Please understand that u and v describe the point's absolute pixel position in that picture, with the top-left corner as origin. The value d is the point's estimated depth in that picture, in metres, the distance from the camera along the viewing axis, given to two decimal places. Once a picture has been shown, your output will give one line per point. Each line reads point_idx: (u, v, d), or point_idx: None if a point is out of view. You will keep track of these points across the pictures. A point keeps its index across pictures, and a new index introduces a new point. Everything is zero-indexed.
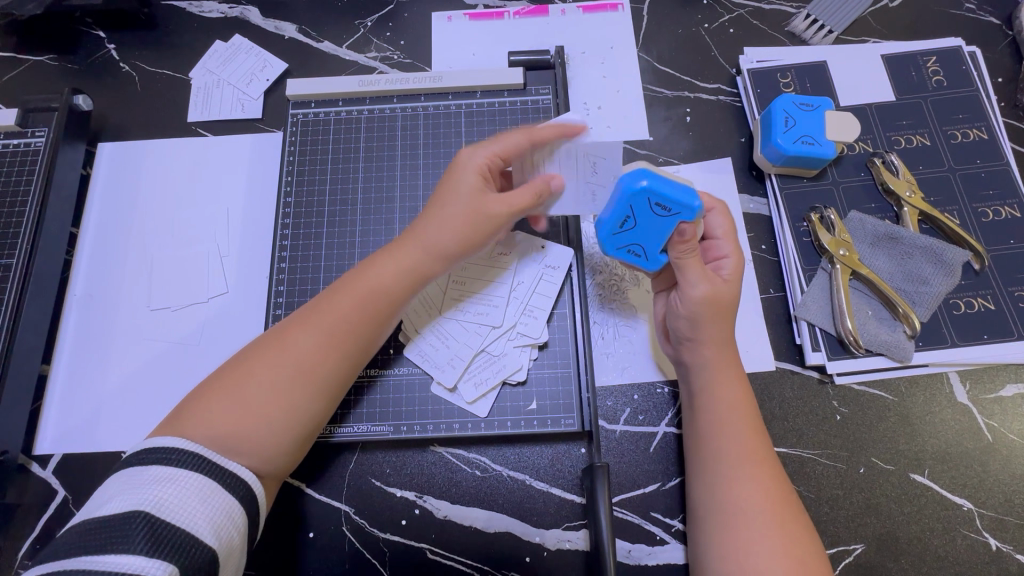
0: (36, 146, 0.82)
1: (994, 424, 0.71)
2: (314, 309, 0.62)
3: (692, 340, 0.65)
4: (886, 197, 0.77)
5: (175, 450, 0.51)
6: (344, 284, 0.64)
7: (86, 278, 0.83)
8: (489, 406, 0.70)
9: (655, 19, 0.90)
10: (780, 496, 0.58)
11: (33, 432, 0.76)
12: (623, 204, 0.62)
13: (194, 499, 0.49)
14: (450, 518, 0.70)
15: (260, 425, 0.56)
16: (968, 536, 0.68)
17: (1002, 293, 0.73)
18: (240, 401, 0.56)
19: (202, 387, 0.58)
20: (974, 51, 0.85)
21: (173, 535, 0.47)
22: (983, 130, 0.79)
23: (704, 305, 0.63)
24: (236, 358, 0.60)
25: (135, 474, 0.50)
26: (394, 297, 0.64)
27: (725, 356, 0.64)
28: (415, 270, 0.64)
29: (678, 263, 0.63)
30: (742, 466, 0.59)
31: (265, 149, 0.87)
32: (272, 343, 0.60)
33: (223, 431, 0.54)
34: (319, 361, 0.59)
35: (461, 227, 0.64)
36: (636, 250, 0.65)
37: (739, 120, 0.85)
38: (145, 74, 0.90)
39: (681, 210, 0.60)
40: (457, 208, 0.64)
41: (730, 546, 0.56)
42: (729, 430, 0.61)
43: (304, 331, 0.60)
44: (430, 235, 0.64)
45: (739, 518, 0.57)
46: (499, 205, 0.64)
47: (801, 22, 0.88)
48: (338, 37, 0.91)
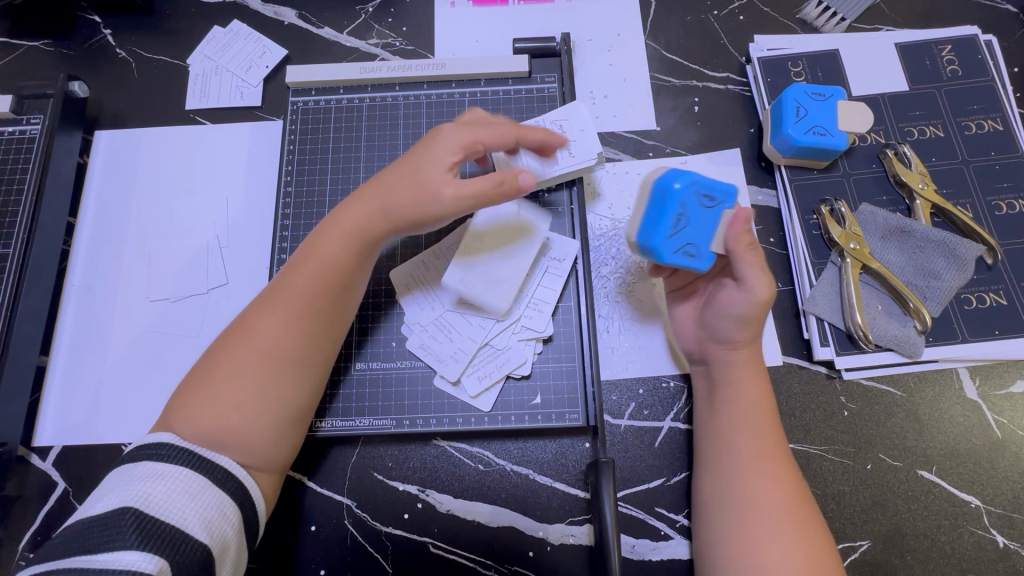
0: (31, 134, 0.81)
1: (1004, 420, 0.70)
2: (269, 295, 0.61)
3: (732, 333, 0.63)
4: (897, 189, 0.76)
5: (167, 445, 0.51)
6: (297, 264, 0.62)
7: (84, 269, 0.81)
8: (492, 400, 0.69)
9: (663, 6, 0.88)
10: (795, 494, 0.58)
11: (32, 424, 0.75)
12: (677, 198, 0.60)
13: (186, 495, 0.49)
14: (453, 512, 0.70)
15: (236, 410, 0.55)
16: (976, 533, 0.67)
17: (1014, 287, 0.72)
18: (214, 396, 0.55)
19: (172, 396, 0.57)
20: (990, 40, 0.83)
21: (162, 530, 0.46)
22: (998, 122, 0.78)
23: (764, 303, 0.61)
24: (200, 361, 0.59)
25: (128, 471, 0.50)
26: (347, 266, 0.62)
27: (753, 353, 0.64)
28: (365, 238, 0.63)
29: (747, 264, 0.61)
30: (758, 461, 0.59)
31: (265, 137, 0.86)
32: (233, 335, 0.59)
33: (208, 427, 0.54)
34: (283, 340, 0.58)
35: (412, 208, 0.61)
36: (690, 250, 0.61)
37: (748, 110, 0.83)
38: (142, 60, 0.89)
39: (723, 197, 0.62)
40: (410, 191, 0.62)
41: (745, 541, 0.56)
42: (748, 425, 0.61)
43: (264, 315, 0.59)
44: (381, 213, 0.62)
45: (754, 513, 0.57)
46: (448, 188, 0.61)
47: (813, 9, 0.86)
48: (339, 23, 0.89)
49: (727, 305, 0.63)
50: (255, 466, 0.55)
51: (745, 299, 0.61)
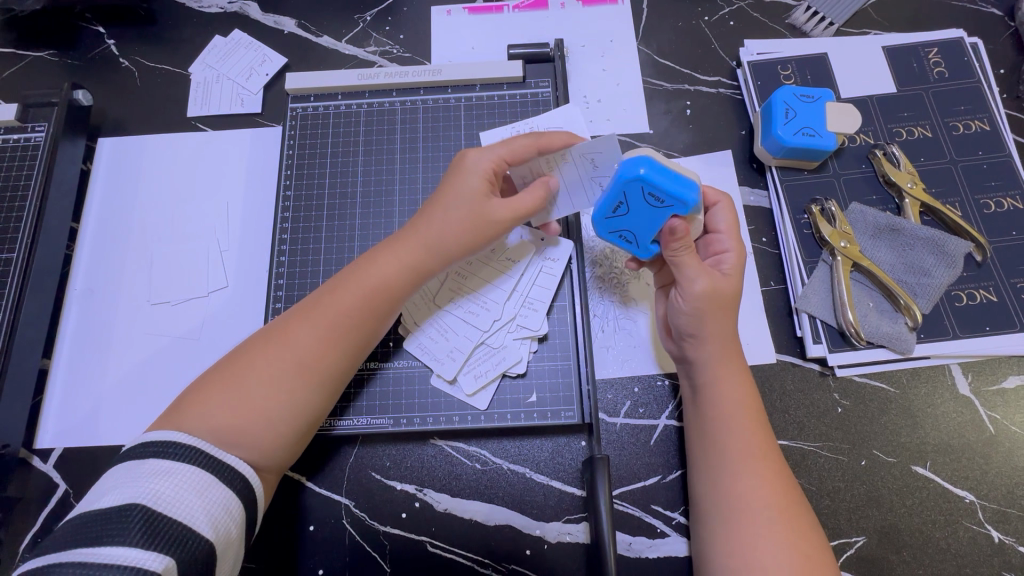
0: (36, 141, 0.82)
1: (997, 416, 0.71)
2: (314, 303, 0.63)
3: (686, 329, 0.65)
4: (887, 189, 0.77)
5: (173, 445, 0.52)
6: (345, 279, 0.64)
7: (86, 273, 0.83)
8: (489, 398, 0.70)
9: (655, 13, 0.90)
10: (785, 493, 0.59)
11: (33, 427, 0.76)
12: (617, 189, 0.61)
13: (191, 493, 0.49)
14: (451, 511, 0.70)
15: (261, 416, 0.57)
16: (971, 528, 0.67)
17: (1004, 284, 0.73)
18: (243, 397, 0.57)
19: (197, 382, 0.59)
20: (975, 43, 0.84)
21: (169, 526, 0.47)
22: (985, 122, 0.79)
23: (701, 300, 0.63)
24: (236, 352, 0.61)
25: (132, 468, 0.50)
26: (396, 293, 0.65)
27: (728, 350, 0.65)
28: (414, 266, 0.65)
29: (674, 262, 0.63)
30: (748, 462, 0.60)
31: (265, 143, 0.87)
32: (273, 337, 0.61)
33: (224, 425, 0.55)
34: (319, 356, 0.60)
35: (464, 230, 0.64)
36: (626, 236, 0.66)
37: (739, 113, 0.85)
38: (145, 69, 0.90)
39: (675, 202, 0.61)
40: (464, 211, 0.64)
41: (737, 542, 0.57)
42: (735, 425, 0.62)
43: (306, 326, 0.61)
44: (430, 231, 0.65)
45: (743, 514, 0.58)
46: (502, 210, 0.64)
47: (802, 14, 0.88)
48: (337, 31, 0.91)
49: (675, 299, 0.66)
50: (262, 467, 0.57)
51: (683, 294, 0.64)
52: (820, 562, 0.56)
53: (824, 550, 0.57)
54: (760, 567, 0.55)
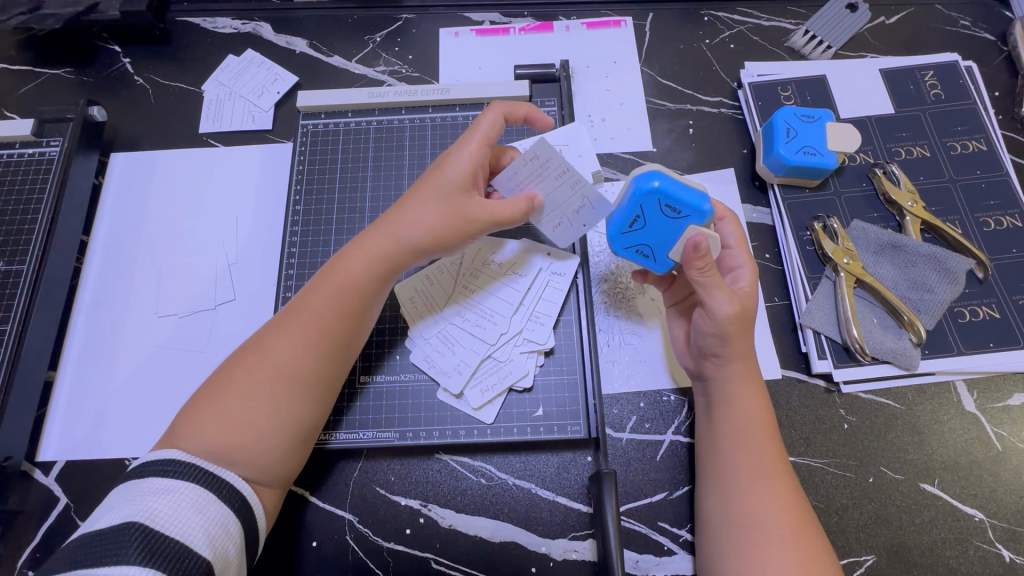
0: (50, 156, 0.84)
1: (1003, 433, 0.71)
2: (290, 313, 0.63)
3: (711, 349, 0.64)
4: (887, 207, 0.78)
5: (172, 462, 0.53)
6: (319, 286, 0.64)
7: (95, 286, 0.83)
8: (495, 412, 0.70)
9: (657, 35, 0.93)
10: (797, 512, 0.58)
11: (37, 439, 0.75)
12: (635, 203, 0.63)
13: (189, 510, 0.50)
14: (455, 527, 0.70)
15: (248, 429, 0.56)
16: (982, 547, 0.67)
17: (1006, 301, 0.73)
18: (227, 412, 0.57)
19: (185, 405, 0.59)
20: (970, 66, 0.87)
21: (166, 544, 0.47)
22: (982, 142, 0.81)
23: (732, 320, 0.62)
24: (219, 371, 0.61)
25: (133, 487, 0.51)
26: (372, 292, 0.65)
27: (749, 369, 0.65)
28: (386, 262, 0.65)
29: (700, 282, 0.62)
30: (760, 479, 0.60)
31: (275, 158, 0.89)
32: (253, 351, 0.61)
33: (214, 443, 0.55)
34: (300, 362, 0.60)
35: (443, 228, 0.64)
36: (643, 251, 0.67)
37: (741, 132, 0.87)
38: (159, 87, 0.92)
39: (691, 212, 0.63)
40: (442, 208, 0.64)
41: (748, 560, 0.56)
42: (748, 441, 0.62)
43: (284, 336, 0.61)
44: (406, 230, 0.65)
45: (755, 532, 0.57)
46: (481, 210, 0.65)
47: (800, 38, 0.91)
48: (348, 51, 0.93)
49: (700, 321, 0.64)
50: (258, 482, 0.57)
51: (712, 316, 0.62)
52: None
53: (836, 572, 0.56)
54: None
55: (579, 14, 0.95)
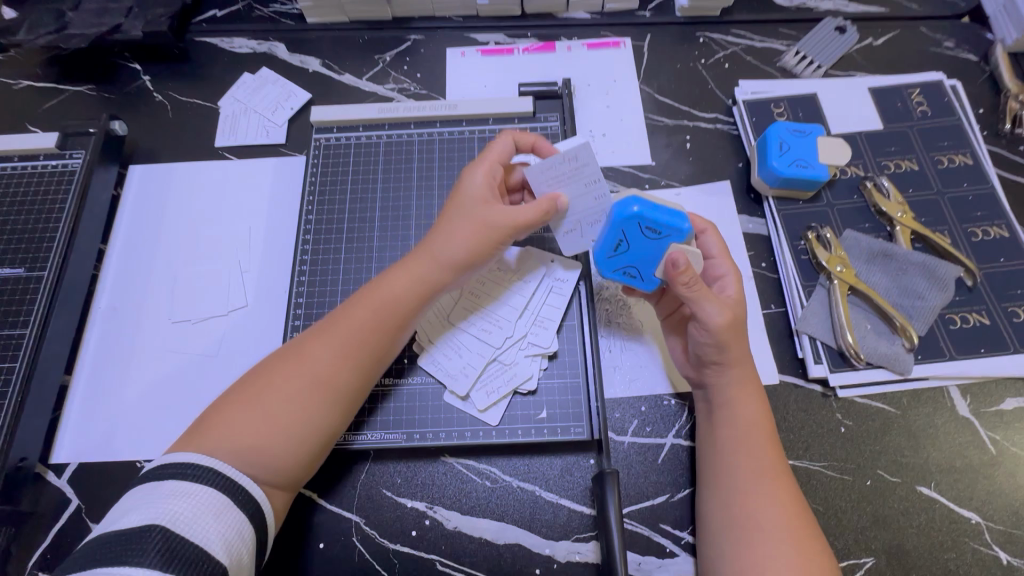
0: (72, 167, 0.87)
1: (997, 437, 0.72)
2: (331, 322, 0.66)
3: (711, 358, 0.66)
4: (878, 217, 0.81)
5: (191, 466, 0.55)
6: (359, 298, 0.67)
7: (111, 292, 0.85)
8: (500, 415, 0.72)
9: (655, 56, 0.97)
10: (796, 513, 0.60)
11: (50, 442, 0.77)
12: (615, 228, 0.66)
13: (209, 515, 0.52)
14: (460, 529, 0.71)
15: (279, 436, 0.59)
16: (979, 549, 0.68)
17: (995, 308, 0.76)
18: (261, 416, 0.59)
19: (221, 400, 0.62)
20: (954, 84, 0.91)
21: (186, 547, 0.49)
22: (968, 156, 0.84)
23: (725, 330, 0.64)
24: (256, 370, 0.64)
25: (152, 490, 0.53)
26: (408, 308, 0.67)
27: (745, 374, 0.67)
28: (421, 277, 0.67)
29: (689, 297, 0.64)
30: (759, 480, 0.61)
31: (288, 171, 0.92)
32: (293, 355, 0.63)
33: (245, 445, 0.58)
34: (335, 374, 0.63)
35: (466, 238, 0.67)
36: (632, 272, 0.69)
37: (736, 146, 0.90)
38: (177, 103, 0.96)
39: (673, 231, 0.65)
40: (464, 221, 0.67)
41: (747, 560, 0.58)
42: (747, 444, 0.64)
43: (323, 345, 0.64)
44: (435, 244, 0.68)
45: (754, 532, 0.59)
46: (502, 218, 0.67)
47: (792, 58, 0.95)
48: (359, 69, 0.97)
49: (695, 333, 0.66)
50: (273, 486, 0.60)
51: (705, 327, 0.64)
52: None
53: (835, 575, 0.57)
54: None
55: (580, 35, 0.99)
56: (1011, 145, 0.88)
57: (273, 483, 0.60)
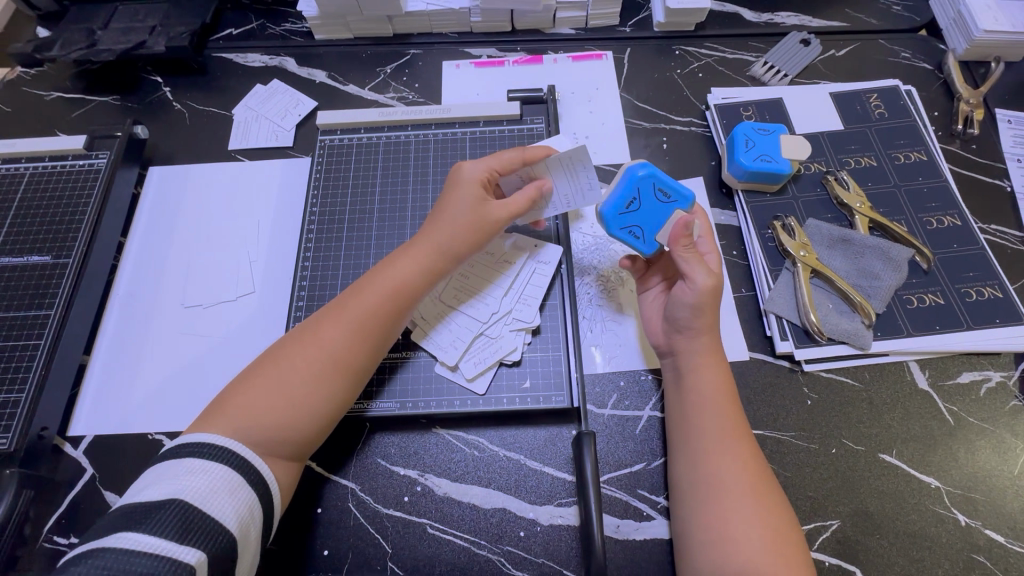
0: (97, 167, 0.95)
1: (955, 408, 0.77)
2: (342, 305, 0.71)
3: (687, 322, 0.72)
4: (840, 208, 0.87)
5: (206, 445, 0.60)
6: (368, 284, 0.72)
7: (129, 280, 0.92)
8: (487, 384, 0.78)
9: (634, 66, 1.05)
10: (756, 471, 0.65)
11: (68, 416, 0.82)
12: (632, 187, 0.76)
13: (224, 492, 0.57)
14: (450, 495, 0.75)
15: (294, 409, 0.65)
16: (938, 511, 0.72)
17: (949, 289, 0.81)
18: (277, 392, 0.65)
19: (240, 378, 0.67)
20: (910, 90, 0.98)
21: (202, 521, 0.54)
22: (923, 153, 0.91)
23: (708, 292, 0.71)
24: (273, 350, 0.69)
25: (172, 467, 0.58)
26: (413, 292, 0.72)
27: (713, 343, 0.73)
28: (426, 266, 0.73)
29: (683, 258, 0.72)
30: (722, 443, 0.66)
31: (295, 171, 1.00)
32: (306, 336, 0.69)
33: (262, 420, 0.63)
34: (346, 353, 0.68)
35: (466, 229, 0.74)
36: (635, 231, 0.77)
37: (709, 146, 0.97)
38: (194, 111, 1.05)
39: (678, 198, 0.76)
40: (464, 214, 0.74)
41: (712, 516, 0.63)
42: (711, 409, 0.68)
43: (335, 326, 0.69)
44: (438, 235, 0.74)
45: (718, 490, 0.63)
46: (498, 210, 0.75)
47: (760, 67, 1.03)
48: (362, 80, 1.06)
49: (680, 294, 0.73)
50: (285, 459, 0.65)
51: (692, 288, 0.71)
52: (786, 534, 0.61)
53: (794, 526, 0.63)
54: (735, 544, 0.60)
55: (566, 49, 1.08)
56: (964, 144, 0.96)
57: (289, 456, 0.65)
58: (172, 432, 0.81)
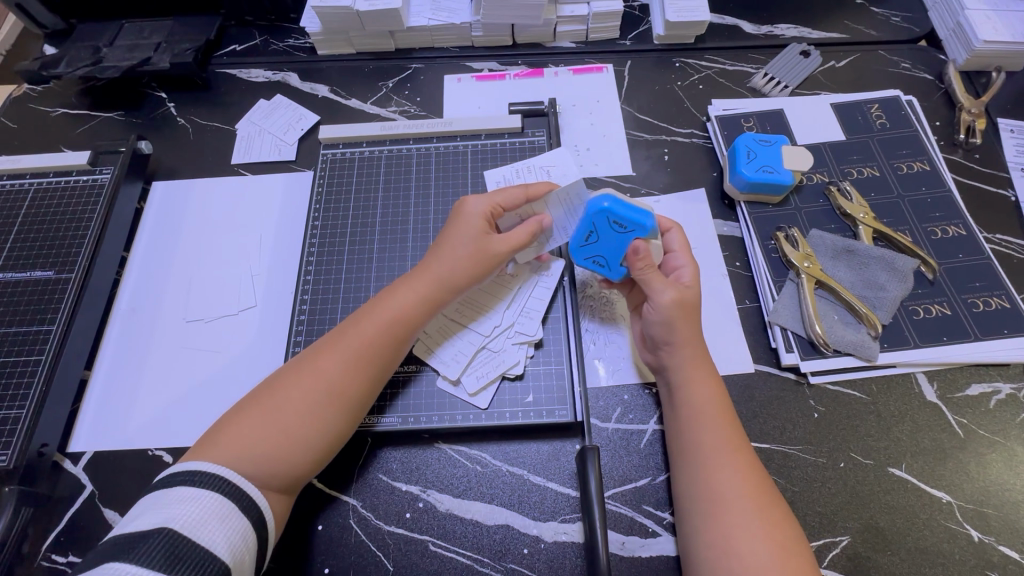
0: (101, 182, 0.95)
1: (965, 421, 0.76)
2: (341, 334, 0.71)
3: (662, 338, 0.72)
4: (843, 219, 0.87)
5: (194, 473, 0.59)
6: (368, 313, 0.73)
7: (131, 295, 0.92)
8: (489, 398, 0.77)
9: (635, 79, 1.06)
10: (757, 484, 0.63)
11: (69, 432, 0.82)
12: (587, 220, 0.73)
13: (215, 519, 0.56)
14: (452, 511, 0.74)
15: (291, 442, 0.64)
16: (950, 527, 0.70)
17: (956, 299, 0.80)
18: (274, 423, 0.64)
19: (237, 408, 0.67)
20: (911, 100, 0.98)
21: (192, 549, 0.53)
22: (926, 163, 0.91)
23: (672, 306, 0.71)
24: (271, 380, 0.69)
25: (162, 496, 0.57)
26: (413, 324, 0.72)
27: (697, 356, 0.71)
28: (427, 297, 0.73)
29: (641, 278, 0.72)
30: (720, 455, 0.65)
31: (297, 185, 1.00)
32: (305, 366, 0.69)
33: (258, 453, 0.63)
34: (345, 384, 0.68)
35: (469, 262, 0.74)
36: (598, 260, 0.77)
37: (710, 158, 0.97)
38: (198, 126, 1.06)
39: (637, 227, 0.71)
40: (466, 248, 0.74)
41: (716, 532, 0.61)
42: (706, 422, 0.68)
43: (333, 356, 0.69)
44: (440, 266, 0.74)
45: (720, 505, 0.62)
46: (500, 245, 0.75)
47: (760, 79, 1.03)
48: (364, 94, 1.07)
49: (647, 313, 0.73)
50: (277, 490, 0.64)
51: (654, 305, 0.71)
52: (794, 548, 0.60)
53: (800, 540, 0.61)
54: (740, 564, 0.58)
55: (566, 62, 1.09)
56: (966, 154, 0.95)
57: (283, 488, 0.65)
58: (173, 448, 0.80)
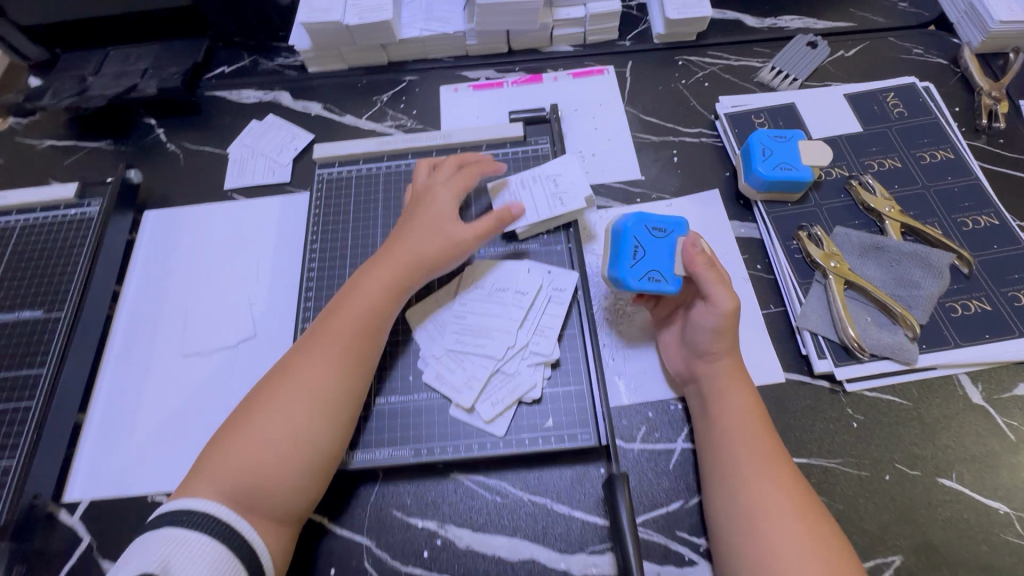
0: (89, 216, 0.92)
1: (1016, 423, 0.71)
2: (310, 337, 0.70)
3: (706, 347, 0.70)
4: (868, 214, 0.83)
5: (183, 512, 0.57)
6: (335, 311, 0.71)
7: (125, 331, 0.88)
8: (506, 425, 0.72)
9: (638, 80, 1.02)
10: (803, 496, 0.61)
11: (63, 480, 0.77)
12: (630, 237, 0.74)
13: (199, 563, 0.53)
14: (472, 548, 0.69)
15: (269, 455, 0.61)
16: (1010, 540, 0.65)
17: (995, 293, 0.76)
18: (253, 440, 0.62)
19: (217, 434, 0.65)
20: (928, 86, 0.94)
21: None
22: (949, 151, 0.87)
23: (732, 314, 0.69)
24: (247, 399, 0.67)
25: (152, 538, 0.55)
26: (377, 310, 0.71)
27: (735, 363, 0.70)
28: (389, 282, 0.73)
29: (704, 282, 0.70)
30: (761, 466, 0.62)
31: (293, 207, 0.96)
32: (277, 376, 0.67)
33: (240, 475, 0.60)
34: (316, 384, 0.66)
35: (430, 245, 0.75)
36: (655, 276, 0.73)
37: (722, 157, 0.93)
38: (188, 152, 1.02)
39: (671, 228, 0.75)
40: (425, 232, 0.75)
41: (764, 551, 0.57)
42: (743, 431, 0.65)
43: (303, 360, 0.67)
44: (403, 254, 0.74)
45: (766, 520, 0.59)
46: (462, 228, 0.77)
47: (768, 73, 0.99)
48: (358, 110, 1.03)
49: (703, 321, 0.70)
50: (273, 521, 0.61)
51: (715, 311, 0.69)
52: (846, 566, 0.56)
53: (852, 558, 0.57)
54: None
55: (565, 66, 1.05)
56: (991, 139, 0.91)
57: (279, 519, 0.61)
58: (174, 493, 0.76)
